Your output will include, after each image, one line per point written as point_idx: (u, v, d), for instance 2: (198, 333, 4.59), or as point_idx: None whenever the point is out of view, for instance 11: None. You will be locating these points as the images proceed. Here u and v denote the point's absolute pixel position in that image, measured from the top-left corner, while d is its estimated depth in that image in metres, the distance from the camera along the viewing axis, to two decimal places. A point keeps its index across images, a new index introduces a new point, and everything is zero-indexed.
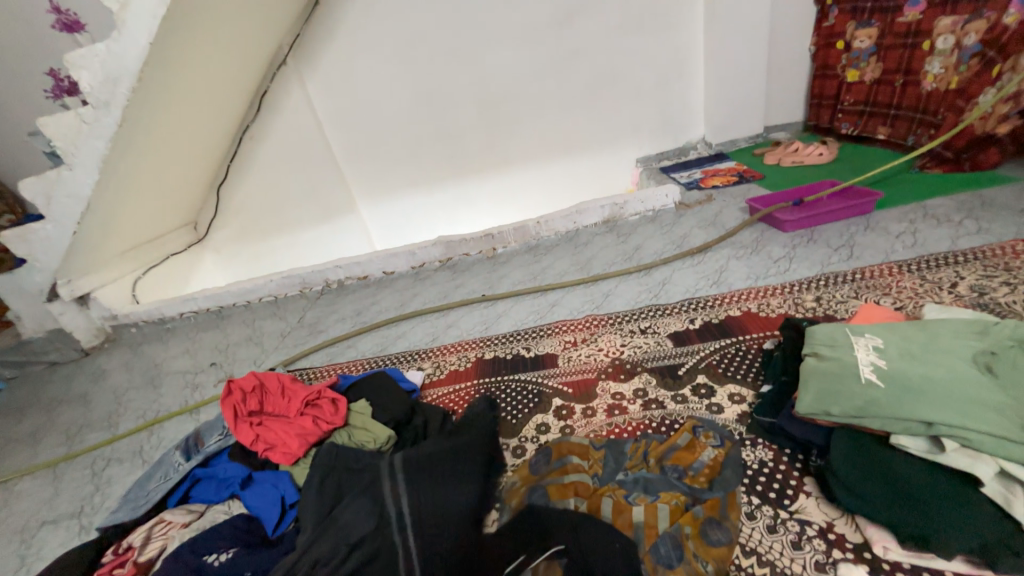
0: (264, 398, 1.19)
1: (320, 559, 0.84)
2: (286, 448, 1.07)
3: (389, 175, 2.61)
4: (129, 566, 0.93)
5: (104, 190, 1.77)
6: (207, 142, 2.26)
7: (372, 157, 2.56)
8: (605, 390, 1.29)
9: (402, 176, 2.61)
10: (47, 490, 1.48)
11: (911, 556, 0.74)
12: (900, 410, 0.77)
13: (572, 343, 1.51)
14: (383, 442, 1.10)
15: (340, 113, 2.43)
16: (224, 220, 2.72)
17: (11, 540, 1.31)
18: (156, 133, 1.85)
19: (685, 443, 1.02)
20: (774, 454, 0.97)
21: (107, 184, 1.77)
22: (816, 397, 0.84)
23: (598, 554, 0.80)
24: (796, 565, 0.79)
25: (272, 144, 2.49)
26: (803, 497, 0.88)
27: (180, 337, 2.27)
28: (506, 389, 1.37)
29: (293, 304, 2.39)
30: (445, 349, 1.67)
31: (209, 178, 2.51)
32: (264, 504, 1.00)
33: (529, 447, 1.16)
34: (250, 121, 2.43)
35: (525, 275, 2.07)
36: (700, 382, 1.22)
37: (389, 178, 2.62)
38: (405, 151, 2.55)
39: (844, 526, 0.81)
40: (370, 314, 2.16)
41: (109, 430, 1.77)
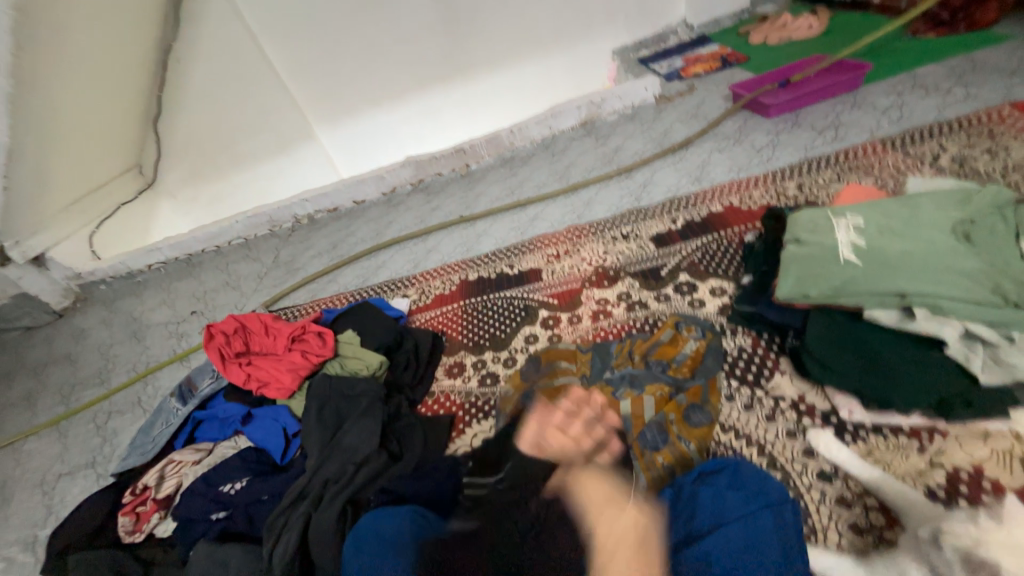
0: (248, 338, 1.17)
1: (331, 478, 0.90)
2: (280, 383, 1.08)
3: (344, 93, 2.31)
4: (151, 504, 0.99)
5: (20, 141, 1.56)
6: (122, 65, 1.87)
7: (321, 74, 2.24)
8: (589, 297, 1.30)
9: (359, 94, 2.33)
10: (56, 446, 1.52)
11: (873, 416, 0.81)
12: (875, 285, 0.79)
13: (555, 255, 1.48)
14: (376, 368, 1.12)
15: (275, 22, 2.06)
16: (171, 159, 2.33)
17: (35, 492, 1.37)
18: (45, 56, 1.50)
19: (668, 338, 1.05)
20: (752, 340, 1.01)
21: (22, 133, 1.56)
22: (796, 282, 0.85)
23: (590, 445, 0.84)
24: (769, 434, 0.86)
25: (206, 64, 2.09)
26: (778, 375, 0.94)
27: (154, 290, 2.19)
28: (492, 306, 1.38)
29: (264, 244, 2.29)
30: (427, 274, 1.65)
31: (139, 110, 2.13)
32: (268, 436, 1.03)
33: (519, 358, 1.20)
34: (172, 37, 2.00)
35: (502, 190, 1.98)
36: (682, 280, 1.24)
37: (345, 97, 2.32)
38: (359, 62, 2.23)
39: (815, 396, 0.88)
40: (347, 246, 2.09)
41: (104, 385, 1.77)
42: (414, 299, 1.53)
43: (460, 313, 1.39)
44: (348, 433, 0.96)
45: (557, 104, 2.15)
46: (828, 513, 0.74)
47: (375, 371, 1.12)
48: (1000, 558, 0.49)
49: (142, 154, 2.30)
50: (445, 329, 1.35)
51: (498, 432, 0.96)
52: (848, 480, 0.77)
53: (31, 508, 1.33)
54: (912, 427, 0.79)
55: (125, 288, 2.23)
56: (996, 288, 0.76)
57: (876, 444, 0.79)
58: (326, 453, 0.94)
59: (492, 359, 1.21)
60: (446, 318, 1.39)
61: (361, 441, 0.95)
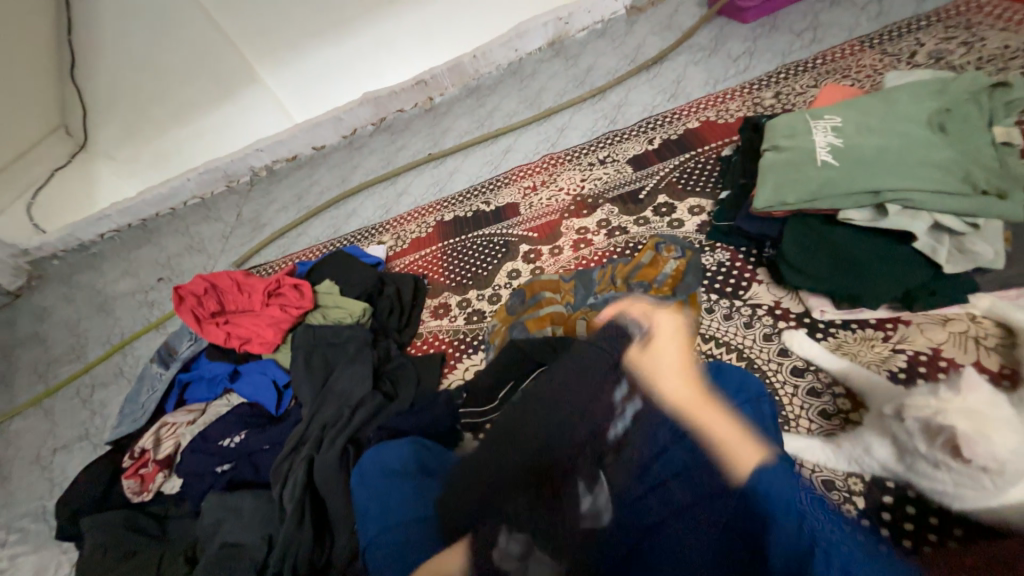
0: (221, 297, 1.12)
1: (327, 422, 0.91)
2: (262, 338, 1.06)
3: (283, 20, 1.84)
4: (153, 465, 1.01)
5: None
6: None
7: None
8: (569, 227, 1.28)
9: (299, 19, 1.85)
10: (44, 423, 1.50)
11: (843, 313, 0.85)
12: (851, 185, 0.79)
13: (532, 188, 1.44)
14: (360, 315, 1.10)
15: None
16: (97, 112, 1.98)
17: (32, 469, 1.37)
18: None
19: (649, 260, 1.06)
20: (731, 254, 1.03)
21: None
22: (774, 190, 0.85)
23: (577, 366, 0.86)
24: (748, 340, 0.90)
25: None
26: (756, 285, 0.97)
27: (112, 260, 2.07)
28: (471, 245, 1.35)
29: (224, 202, 2.16)
30: (401, 218, 1.58)
31: (47, 60, 1.85)
32: (259, 390, 1.03)
33: (504, 293, 1.20)
34: None
35: (471, 124, 1.86)
36: (661, 202, 1.22)
37: (285, 25, 1.85)
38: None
39: (790, 301, 0.91)
40: (313, 197, 1.98)
41: (80, 361, 1.73)
42: (391, 245, 1.48)
43: (440, 255, 1.36)
44: (339, 379, 0.97)
45: (521, 22, 1.97)
46: (800, 404, 0.80)
47: (360, 318, 1.11)
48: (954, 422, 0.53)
49: (67, 110, 2.00)
50: (426, 272, 1.33)
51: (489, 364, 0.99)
52: (819, 374, 0.82)
53: (31, 484, 1.33)
54: (879, 320, 0.84)
55: (81, 261, 2.10)
56: (967, 177, 0.77)
57: (845, 338, 0.84)
58: (321, 399, 0.95)
59: (477, 297, 1.21)
60: (425, 262, 1.36)
61: (353, 385, 0.96)
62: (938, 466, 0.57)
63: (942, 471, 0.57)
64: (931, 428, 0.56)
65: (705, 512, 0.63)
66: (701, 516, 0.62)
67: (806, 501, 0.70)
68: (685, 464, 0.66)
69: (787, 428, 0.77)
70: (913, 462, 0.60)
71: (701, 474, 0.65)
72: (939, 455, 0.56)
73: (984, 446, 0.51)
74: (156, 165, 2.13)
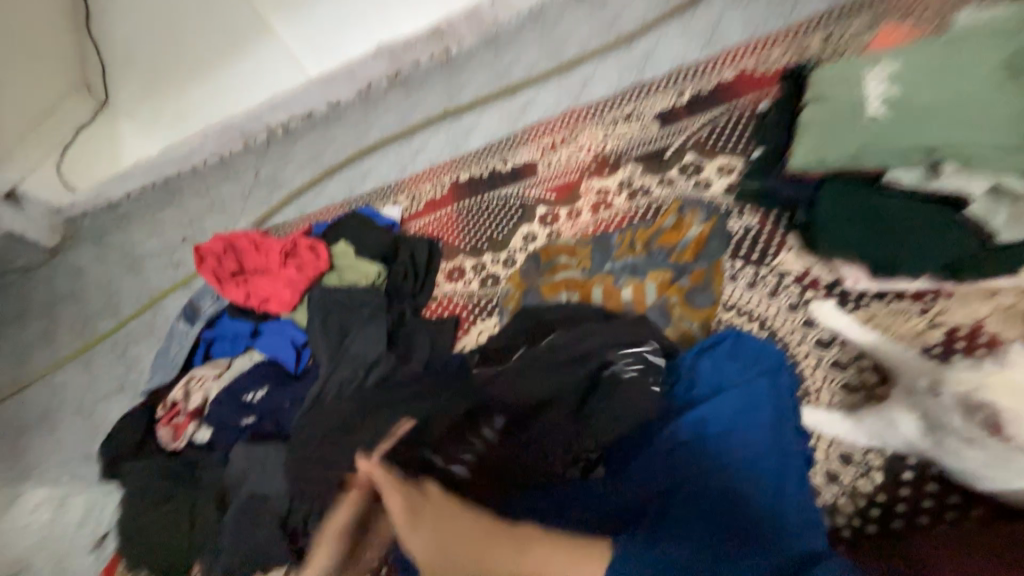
0: (240, 257, 1.14)
1: (343, 381, 0.94)
2: (281, 298, 1.08)
3: None
4: (184, 415, 1.07)
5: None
6: None
7: None
8: (589, 188, 1.23)
9: None
10: (87, 375, 1.60)
11: (879, 284, 0.78)
12: (904, 138, 0.73)
13: (550, 146, 1.37)
14: (375, 277, 1.13)
15: None
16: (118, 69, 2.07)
17: (80, 415, 1.47)
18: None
19: (671, 224, 1.02)
20: (760, 218, 0.96)
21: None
22: (813, 147, 0.79)
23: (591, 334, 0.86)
24: (770, 310, 0.86)
25: None
26: (784, 252, 0.90)
27: (140, 220, 2.13)
28: (487, 207, 1.31)
29: (242, 161, 2.15)
30: (416, 178, 1.55)
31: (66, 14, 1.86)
32: (278, 348, 1.05)
33: (519, 257, 1.17)
34: None
35: (489, 77, 1.76)
36: (687, 161, 1.15)
37: None
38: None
39: (820, 269, 0.85)
40: (328, 156, 1.95)
41: (115, 317, 1.82)
42: (405, 207, 1.46)
43: (455, 217, 1.34)
44: (354, 341, 0.99)
45: None
46: (822, 376, 0.77)
47: (375, 280, 1.14)
48: (998, 399, 0.52)
49: (87, 66, 2.07)
50: (441, 234, 1.31)
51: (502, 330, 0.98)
52: (845, 346, 0.78)
53: (80, 430, 1.43)
54: (917, 291, 0.77)
55: (110, 220, 2.16)
56: None
57: (877, 310, 0.78)
58: (343, 358, 0.97)
59: (492, 261, 1.19)
60: (440, 224, 1.34)
61: (368, 346, 0.98)
62: (970, 442, 0.55)
63: (973, 448, 0.55)
64: (971, 405, 0.54)
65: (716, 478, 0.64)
66: (714, 481, 0.64)
67: (820, 473, 0.68)
68: (695, 432, 0.68)
69: (808, 401, 0.75)
70: (943, 438, 0.57)
71: (712, 444, 0.67)
72: (975, 431, 0.54)
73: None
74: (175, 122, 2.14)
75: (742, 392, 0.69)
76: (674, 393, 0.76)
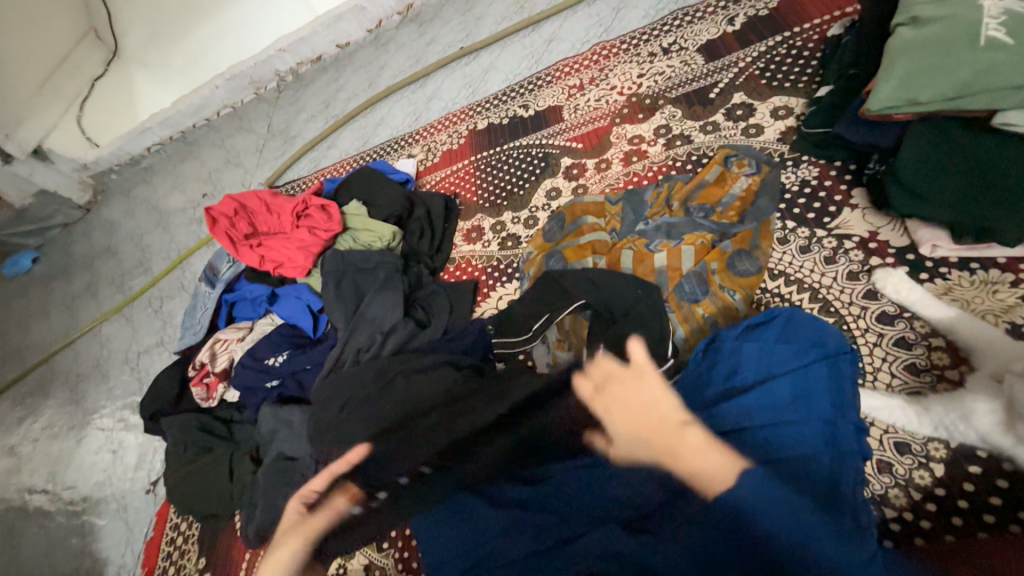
0: (253, 219, 1.10)
1: (360, 348, 0.91)
2: (294, 262, 1.04)
3: None
4: (213, 376, 1.08)
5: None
6: None
7: None
8: (620, 136, 1.10)
9: None
10: (127, 330, 1.67)
11: (962, 250, 0.68)
12: (1022, 75, 0.57)
13: (577, 87, 1.22)
14: (390, 239, 1.05)
15: None
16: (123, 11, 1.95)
17: (124, 368, 1.55)
18: None
19: (715, 177, 0.90)
20: (820, 170, 0.84)
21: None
22: (903, 82, 0.64)
23: (620, 303, 0.79)
24: (826, 279, 0.76)
25: None
26: (846, 212, 0.80)
27: (162, 174, 2.11)
28: (507, 159, 1.21)
29: (254, 110, 2.07)
30: (431, 127, 1.44)
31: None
32: (295, 312, 1.03)
33: (541, 216, 1.09)
34: None
35: (510, 7, 1.57)
36: (736, 103, 1.00)
37: None
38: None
39: (890, 233, 0.75)
40: (341, 103, 1.84)
41: (147, 273, 1.86)
42: (421, 159, 1.36)
43: (473, 171, 1.24)
44: (370, 306, 0.95)
45: None
46: (883, 355, 0.68)
47: (390, 242, 1.06)
48: None
49: (92, 10, 1.98)
50: (458, 190, 1.23)
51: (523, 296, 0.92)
52: (914, 322, 0.69)
53: (126, 382, 1.51)
54: (1009, 260, 0.67)
55: (134, 175, 2.16)
56: None
57: (958, 282, 0.68)
58: (356, 322, 0.94)
59: (512, 220, 1.11)
60: (457, 178, 1.25)
61: (384, 312, 0.94)
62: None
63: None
64: None
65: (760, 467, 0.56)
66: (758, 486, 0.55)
67: (872, 463, 0.63)
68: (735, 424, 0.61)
69: (866, 383, 0.67)
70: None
71: (755, 437, 0.59)
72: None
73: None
74: (189, 68, 2.03)
75: (796, 379, 0.62)
76: (712, 373, 0.67)
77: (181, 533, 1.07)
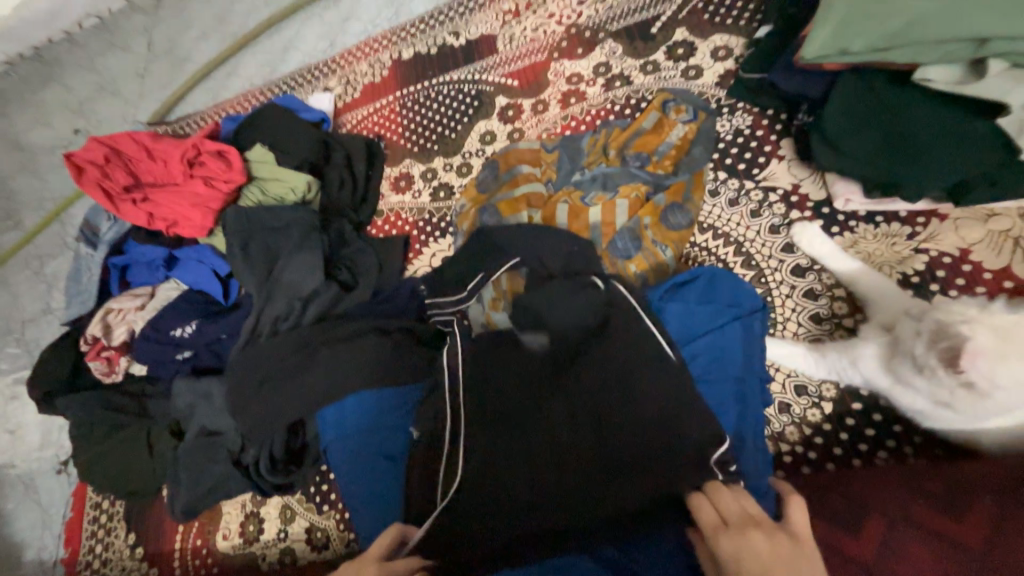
0: (132, 167, 0.93)
1: (279, 316, 0.84)
2: (190, 220, 0.90)
3: None
4: (113, 349, 0.97)
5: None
6: None
7: None
8: (558, 74, 1.01)
9: None
10: (3, 296, 1.43)
11: (870, 204, 0.72)
12: (944, 26, 0.56)
13: (512, 13, 1.09)
14: (305, 191, 0.93)
15: None
16: None
17: (7, 339, 1.35)
18: None
19: (652, 124, 0.86)
20: (753, 119, 0.83)
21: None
22: (836, 30, 0.62)
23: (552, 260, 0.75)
24: (750, 232, 0.78)
25: None
26: (774, 163, 0.80)
27: (14, 103, 1.72)
28: (436, 97, 1.09)
29: (127, 23, 1.69)
30: (348, 55, 1.25)
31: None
32: (199, 279, 0.92)
33: (475, 163, 1.01)
34: None
35: None
36: (678, 40, 0.94)
37: None
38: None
39: (811, 186, 0.77)
40: (239, 19, 1.54)
41: (18, 227, 1.57)
42: (339, 94, 1.20)
43: (399, 109, 1.11)
44: (285, 270, 0.86)
45: None
46: (792, 307, 0.73)
47: (305, 194, 0.94)
48: (973, 333, 0.47)
49: None
50: (382, 131, 1.10)
51: (456, 253, 0.87)
52: (822, 274, 0.73)
53: (13, 355, 1.33)
54: (910, 214, 0.71)
55: None
56: None
57: (863, 234, 0.72)
58: (270, 287, 0.85)
59: (444, 167, 1.02)
60: (381, 118, 1.12)
61: (301, 276, 0.85)
62: (922, 373, 0.52)
63: (923, 379, 0.52)
64: (942, 331, 0.50)
65: (676, 415, 0.59)
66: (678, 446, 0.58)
67: (773, 405, 0.69)
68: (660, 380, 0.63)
69: (774, 333, 0.72)
70: (898, 367, 0.55)
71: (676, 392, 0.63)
72: (930, 361, 0.50)
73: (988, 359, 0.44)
74: None
75: (711, 339, 0.66)
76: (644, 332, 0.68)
77: (103, 513, 1.01)
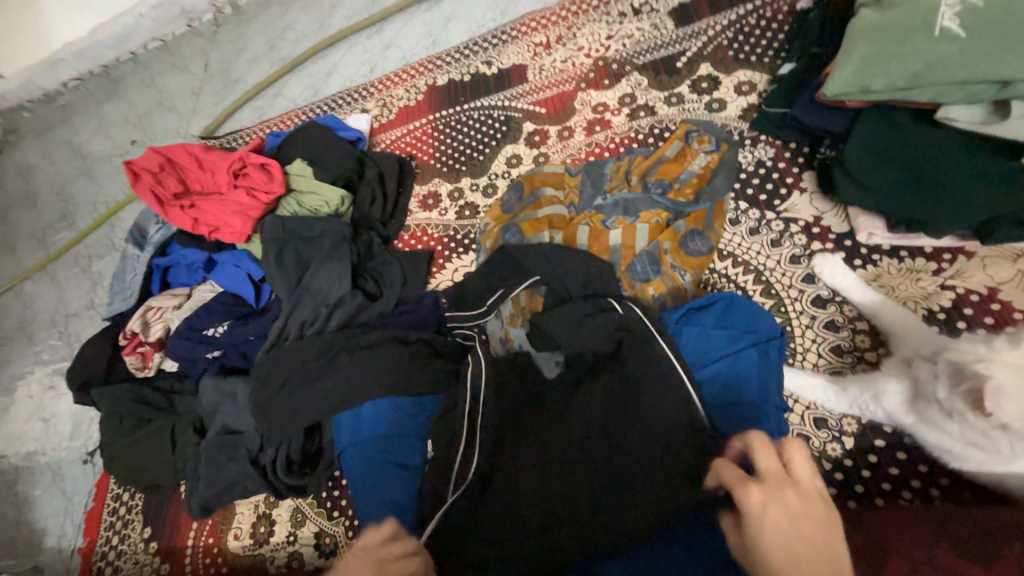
0: (184, 176, 1.00)
1: (306, 321, 0.88)
2: (231, 227, 0.96)
3: None
4: (148, 345, 1.02)
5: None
6: None
7: None
8: (585, 103, 1.05)
9: None
10: (51, 290, 1.53)
11: (894, 239, 0.71)
12: (968, 71, 0.58)
13: (544, 46, 1.15)
14: (338, 205, 0.98)
15: None
16: None
17: (50, 331, 1.43)
18: None
19: (674, 153, 0.89)
20: (776, 151, 0.85)
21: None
22: (858, 69, 0.63)
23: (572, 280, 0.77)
24: (770, 261, 0.78)
25: None
26: (796, 195, 0.81)
27: (81, 115, 1.87)
28: (466, 121, 1.14)
29: (188, 47, 1.84)
30: (386, 80, 1.33)
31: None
32: (234, 281, 0.96)
33: (500, 184, 1.05)
34: None
35: None
36: (702, 74, 0.97)
37: None
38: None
39: (833, 219, 0.77)
40: (289, 45, 1.66)
41: (71, 228, 1.69)
42: (375, 115, 1.27)
43: (431, 131, 1.17)
44: (314, 277, 0.90)
45: None
46: (812, 336, 0.72)
47: (339, 208, 0.99)
48: (995, 374, 0.46)
49: None
50: (414, 152, 1.16)
51: (478, 268, 0.90)
52: (844, 306, 0.72)
53: (54, 346, 1.40)
54: (935, 250, 0.71)
55: (49, 114, 1.90)
56: None
57: (887, 268, 0.72)
58: (303, 291, 0.90)
59: (470, 187, 1.07)
60: (413, 139, 1.18)
61: (330, 284, 0.89)
62: (950, 416, 0.51)
63: (952, 421, 0.51)
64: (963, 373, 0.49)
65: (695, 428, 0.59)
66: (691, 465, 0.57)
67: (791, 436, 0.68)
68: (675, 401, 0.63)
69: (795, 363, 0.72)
70: (924, 408, 0.54)
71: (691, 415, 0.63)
72: (957, 403, 0.49)
73: (1016, 404, 0.43)
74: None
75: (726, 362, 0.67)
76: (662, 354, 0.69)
77: (123, 504, 1.04)
